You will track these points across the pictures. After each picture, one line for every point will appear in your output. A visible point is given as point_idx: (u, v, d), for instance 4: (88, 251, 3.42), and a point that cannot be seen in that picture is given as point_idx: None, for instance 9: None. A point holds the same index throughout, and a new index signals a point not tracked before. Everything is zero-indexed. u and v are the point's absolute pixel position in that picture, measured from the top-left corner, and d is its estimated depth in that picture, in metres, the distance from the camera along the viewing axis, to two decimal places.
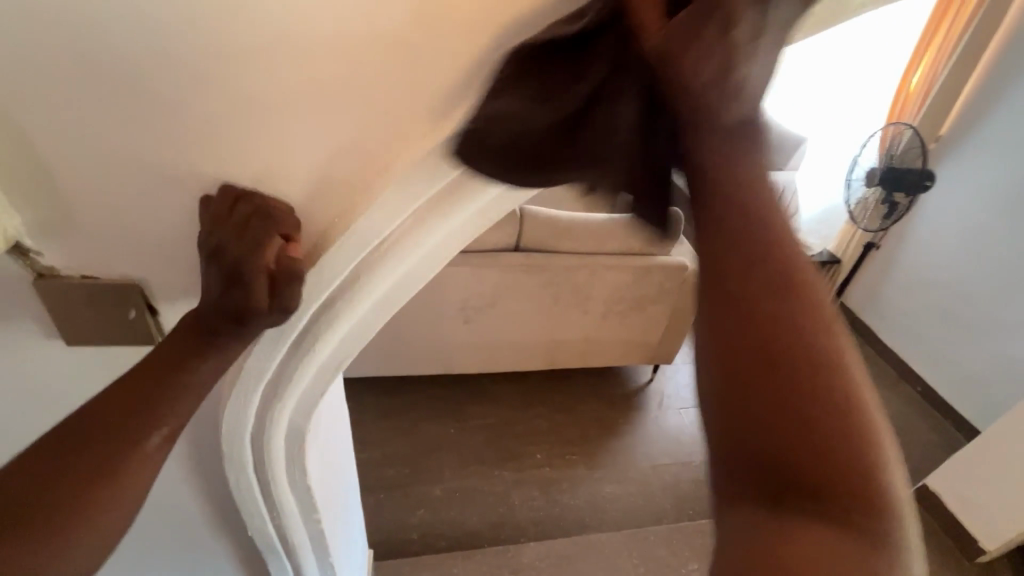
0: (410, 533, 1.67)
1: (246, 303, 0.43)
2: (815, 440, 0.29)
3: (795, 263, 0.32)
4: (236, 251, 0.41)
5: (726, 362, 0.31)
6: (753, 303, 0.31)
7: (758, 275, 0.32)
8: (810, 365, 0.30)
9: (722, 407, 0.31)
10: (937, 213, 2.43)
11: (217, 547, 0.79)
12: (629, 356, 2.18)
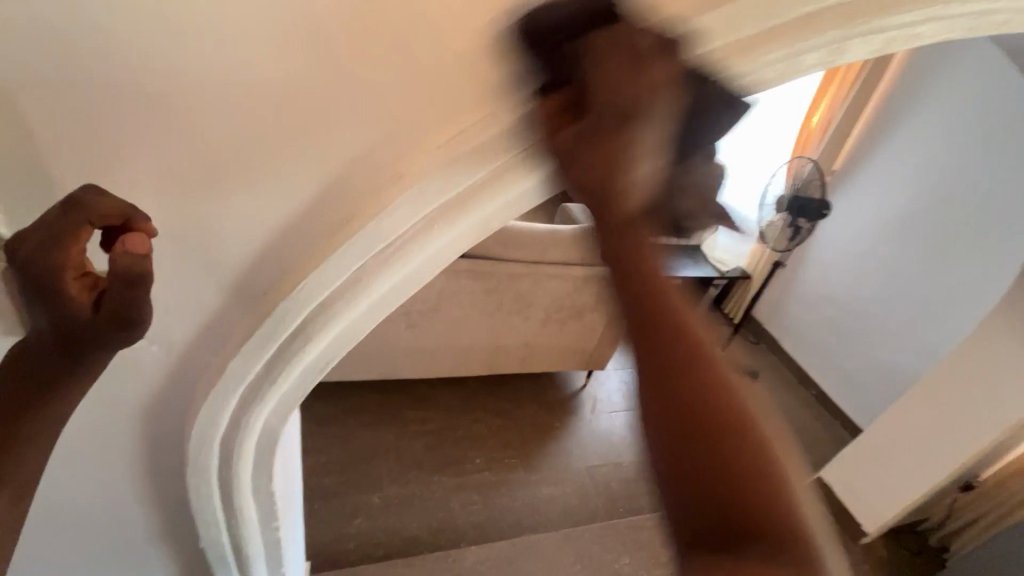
0: (348, 543, 1.62)
1: (63, 306, 0.43)
2: (749, 500, 0.29)
3: (695, 332, 0.32)
4: (39, 252, 0.42)
5: (664, 422, 0.30)
6: (663, 372, 0.31)
7: (660, 347, 0.32)
8: (720, 429, 0.30)
9: (672, 475, 0.30)
10: (836, 234, 2.73)
11: (161, 558, 0.75)
12: (566, 362, 2.26)
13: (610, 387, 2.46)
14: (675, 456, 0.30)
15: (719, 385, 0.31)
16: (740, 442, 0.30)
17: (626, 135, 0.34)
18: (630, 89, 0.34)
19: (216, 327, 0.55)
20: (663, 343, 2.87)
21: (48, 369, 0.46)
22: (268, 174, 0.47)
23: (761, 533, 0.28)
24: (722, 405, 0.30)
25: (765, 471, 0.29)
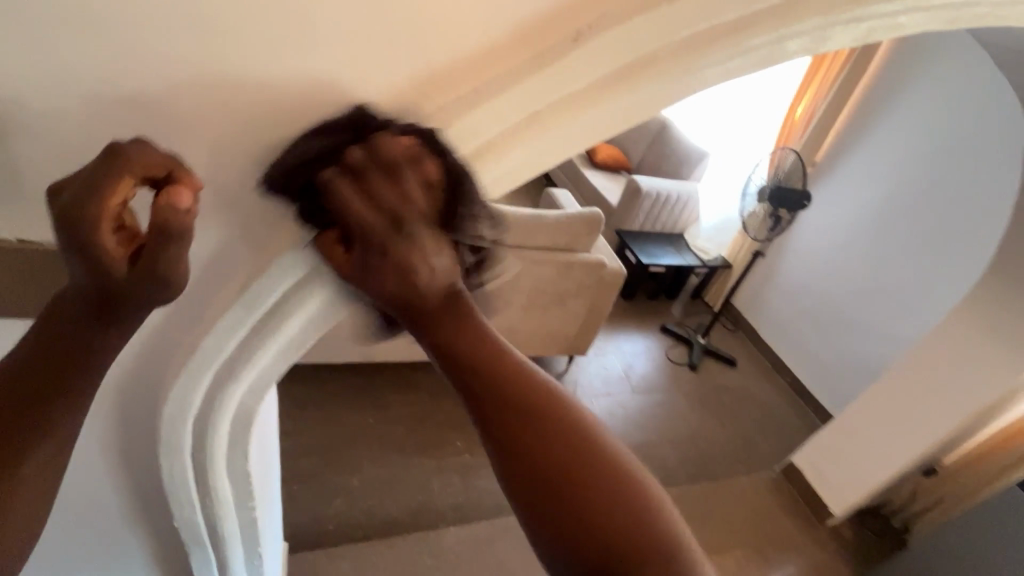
0: (328, 524, 1.63)
1: (103, 263, 0.36)
2: (606, 515, 0.37)
3: (527, 391, 0.40)
4: (76, 198, 0.35)
5: (523, 481, 0.38)
6: (510, 441, 0.38)
7: (506, 419, 0.39)
8: (567, 466, 0.38)
9: (545, 524, 0.37)
10: (814, 227, 2.79)
11: (133, 539, 0.74)
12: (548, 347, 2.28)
13: (590, 372, 2.49)
14: (540, 504, 0.37)
15: (553, 431, 0.38)
16: (584, 471, 0.37)
17: (405, 247, 0.40)
18: (399, 206, 0.40)
19: (184, 311, 0.54)
20: (643, 330, 2.91)
21: (76, 345, 0.39)
22: (241, 151, 0.45)
23: (622, 540, 0.36)
24: (565, 448, 0.38)
25: (613, 483, 0.38)
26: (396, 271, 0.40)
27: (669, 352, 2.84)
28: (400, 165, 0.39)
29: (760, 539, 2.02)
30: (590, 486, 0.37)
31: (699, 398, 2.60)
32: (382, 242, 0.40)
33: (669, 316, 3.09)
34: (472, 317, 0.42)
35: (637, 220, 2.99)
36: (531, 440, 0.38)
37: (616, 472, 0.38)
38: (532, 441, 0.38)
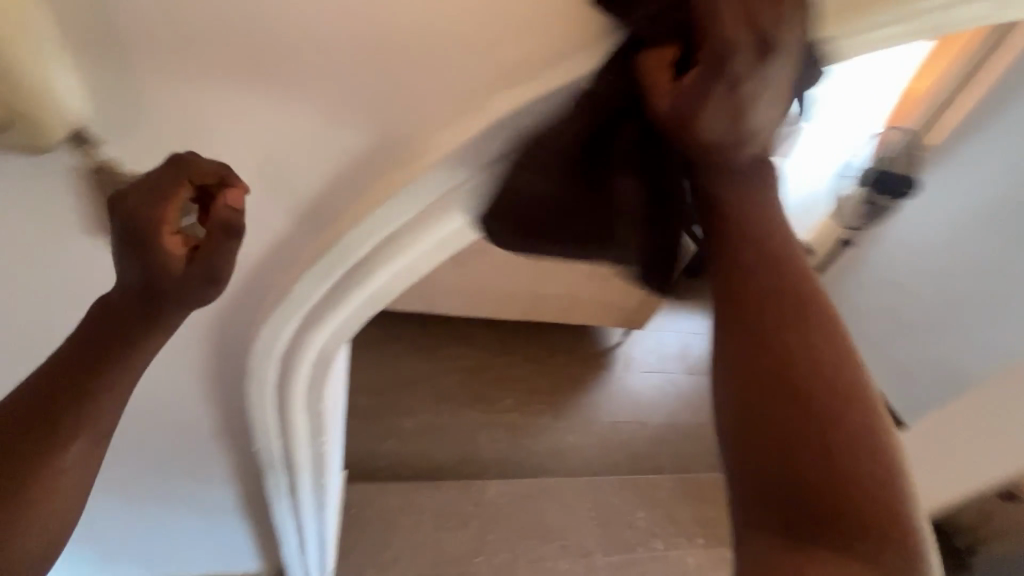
0: (380, 461, 1.73)
1: (159, 263, 0.44)
2: (851, 437, 0.39)
3: (810, 301, 0.43)
4: (140, 208, 0.43)
5: (780, 377, 0.41)
6: (773, 336, 0.42)
7: (774, 317, 0.42)
8: (826, 379, 0.40)
9: (781, 421, 0.40)
10: (914, 220, 2.51)
11: (219, 453, 0.82)
12: (605, 317, 2.23)
13: (647, 347, 2.43)
14: (788, 404, 0.40)
15: (818, 344, 0.42)
16: (840, 394, 0.40)
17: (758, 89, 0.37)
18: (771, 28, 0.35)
19: (280, 252, 0.57)
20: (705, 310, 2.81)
21: (128, 327, 0.47)
22: (349, 95, 0.46)
23: (863, 467, 0.38)
24: (827, 366, 0.41)
25: (864, 415, 0.40)
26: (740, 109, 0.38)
27: None
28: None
29: None
30: (842, 404, 0.40)
31: None
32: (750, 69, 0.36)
33: None
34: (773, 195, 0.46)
35: None
36: (796, 343, 0.42)
37: (866, 406, 0.40)
38: (799, 344, 0.41)
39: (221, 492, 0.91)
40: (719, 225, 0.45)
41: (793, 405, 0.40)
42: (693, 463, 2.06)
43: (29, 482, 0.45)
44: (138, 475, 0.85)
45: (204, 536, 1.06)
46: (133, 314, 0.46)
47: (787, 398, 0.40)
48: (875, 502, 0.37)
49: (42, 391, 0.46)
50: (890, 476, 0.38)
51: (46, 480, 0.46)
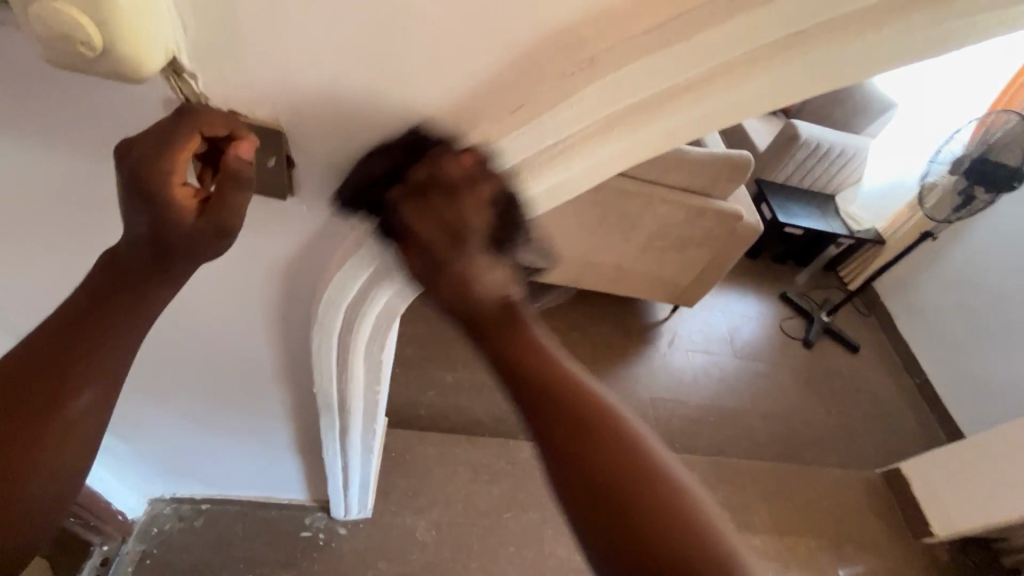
0: (421, 409, 1.77)
1: (170, 214, 0.43)
2: (655, 526, 0.41)
3: (591, 404, 0.46)
4: (150, 157, 0.42)
5: (579, 489, 0.43)
6: (565, 446, 0.44)
7: (565, 430, 0.45)
8: (622, 469, 0.43)
9: (592, 523, 0.42)
10: (1007, 216, 2.43)
11: (279, 389, 0.84)
12: (655, 293, 2.19)
13: (692, 326, 2.40)
14: (590, 510, 0.42)
15: (606, 444, 0.44)
16: (638, 483, 0.42)
17: (457, 260, 0.49)
18: (445, 219, 0.48)
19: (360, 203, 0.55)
20: (759, 293, 2.70)
21: (140, 277, 0.47)
22: (459, 35, 0.41)
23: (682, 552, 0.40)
24: (620, 459, 0.44)
25: (667, 495, 0.42)
26: (459, 279, 0.49)
27: (783, 324, 2.60)
28: (461, 184, 0.47)
29: (839, 534, 1.90)
30: (640, 490, 0.42)
31: (806, 378, 2.40)
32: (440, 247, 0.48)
33: (792, 284, 2.82)
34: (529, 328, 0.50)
35: (785, 173, 2.64)
36: (586, 448, 0.44)
37: (665, 487, 0.43)
38: (592, 446, 0.44)
39: (276, 425, 0.95)
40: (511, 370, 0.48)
41: (593, 510, 0.42)
42: (731, 446, 2.03)
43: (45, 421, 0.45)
44: (202, 402, 0.89)
45: (259, 464, 1.12)
46: (141, 265, 0.46)
47: (591, 497, 0.43)
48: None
49: (53, 337, 0.46)
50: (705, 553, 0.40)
51: (65, 418, 0.45)
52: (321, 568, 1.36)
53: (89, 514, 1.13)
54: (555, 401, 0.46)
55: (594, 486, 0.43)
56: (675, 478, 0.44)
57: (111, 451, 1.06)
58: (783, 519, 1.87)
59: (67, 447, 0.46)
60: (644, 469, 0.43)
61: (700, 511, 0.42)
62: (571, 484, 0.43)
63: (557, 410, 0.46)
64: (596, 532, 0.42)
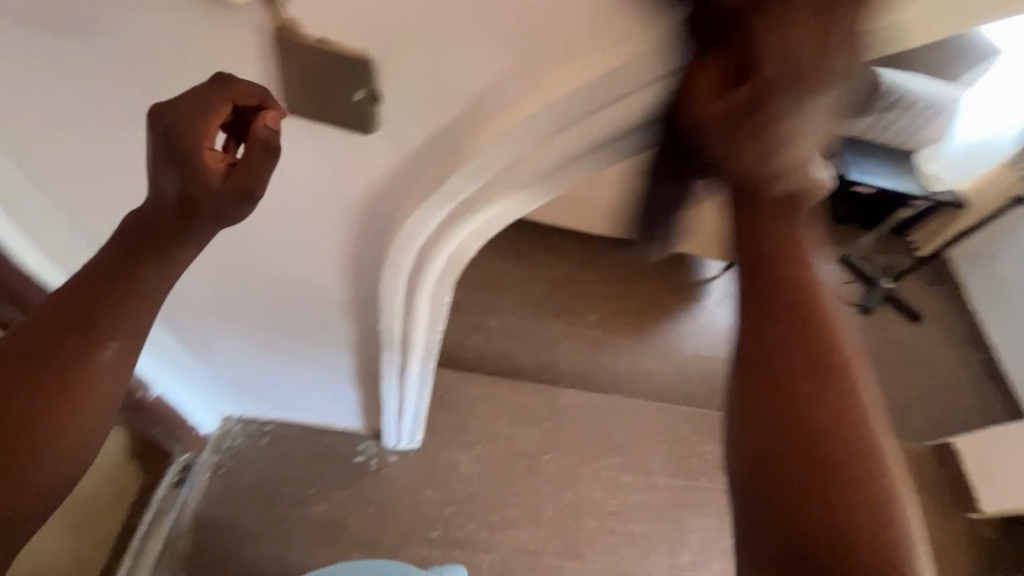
0: (466, 352, 1.82)
1: (195, 177, 0.47)
2: (836, 495, 0.43)
3: (840, 367, 0.47)
4: (182, 123, 0.46)
5: (779, 429, 0.46)
6: (794, 388, 0.47)
7: (803, 375, 0.47)
8: (835, 431, 0.45)
9: (776, 462, 0.46)
10: None
11: (345, 322, 0.89)
12: (708, 250, 2.11)
13: None
14: (780, 450, 0.46)
15: (837, 408, 0.46)
16: (845, 455, 0.45)
17: (782, 126, 0.40)
18: (805, 67, 0.37)
19: (446, 137, 0.53)
20: None
21: (160, 240, 0.51)
22: None
23: (848, 523, 0.43)
24: (837, 427, 0.45)
25: (863, 478, 0.44)
26: (770, 151, 0.42)
27: (841, 288, 2.49)
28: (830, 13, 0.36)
29: None
30: (840, 459, 0.44)
31: (860, 345, 2.31)
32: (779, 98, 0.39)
33: (855, 247, 2.67)
34: (807, 278, 0.48)
35: (860, 125, 2.44)
36: (814, 399, 0.46)
37: (868, 470, 0.44)
38: (817, 402, 0.46)
39: (339, 357, 1.00)
40: (766, 304, 0.49)
41: (783, 452, 0.45)
42: None
43: (75, 368, 0.50)
44: (273, 331, 0.94)
45: (320, 392, 1.20)
46: (158, 232, 0.51)
47: (793, 443, 0.45)
48: (856, 552, 0.42)
49: (85, 293, 0.51)
50: (872, 536, 0.43)
51: (90, 369, 0.51)
52: (374, 489, 1.46)
53: (172, 427, 1.25)
54: (800, 336, 0.48)
55: (801, 428, 0.46)
56: (881, 469, 0.45)
57: (190, 372, 1.15)
58: None
59: (90, 392, 0.51)
60: (852, 429, 0.45)
61: (889, 503, 0.44)
62: (777, 414, 0.47)
63: (799, 347, 0.48)
64: (776, 462, 0.46)
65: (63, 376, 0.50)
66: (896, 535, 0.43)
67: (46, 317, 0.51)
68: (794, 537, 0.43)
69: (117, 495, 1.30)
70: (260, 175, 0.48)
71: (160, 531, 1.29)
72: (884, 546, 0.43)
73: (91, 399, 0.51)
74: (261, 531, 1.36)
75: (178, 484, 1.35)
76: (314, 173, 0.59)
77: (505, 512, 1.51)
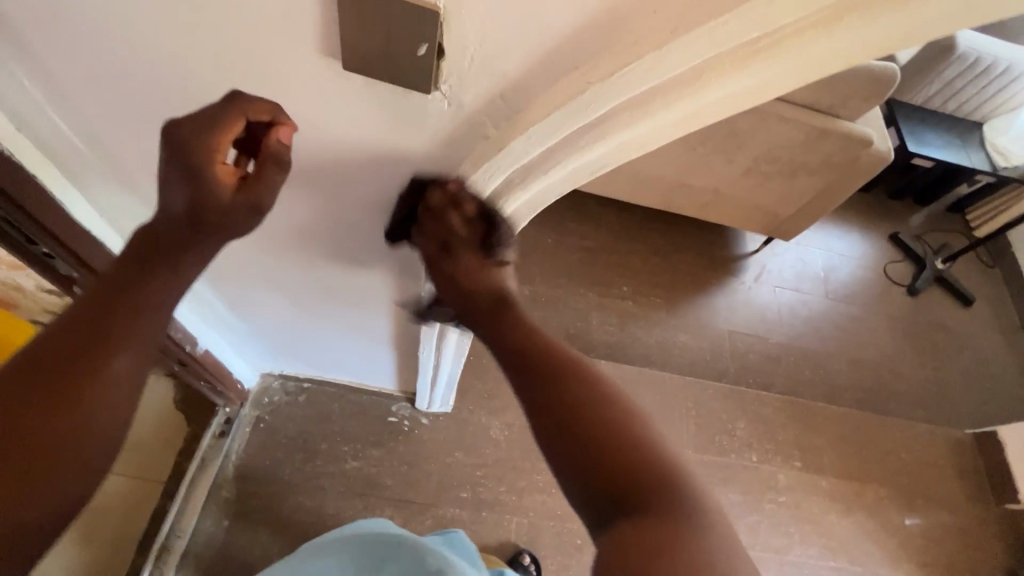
0: None
1: (210, 192, 0.53)
2: (613, 451, 0.51)
3: (562, 362, 0.60)
4: (199, 138, 0.50)
5: (550, 424, 0.55)
6: (545, 391, 0.57)
7: (545, 379, 0.58)
8: (583, 409, 0.55)
9: (559, 453, 0.53)
10: None
11: (386, 287, 0.89)
12: (748, 223, 2.03)
13: (783, 261, 2.25)
14: (557, 438, 0.54)
15: (576, 390, 0.56)
16: (600, 417, 0.54)
17: (455, 271, 0.67)
18: (443, 240, 0.65)
19: (508, 98, 0.50)
20: (866, 232, 2.45)
21: (173, 249, 0.56)
22: None
23: (625, 469, 0.50)
24: (583, 403, 0.55)
25: (620, 428, 0.53)
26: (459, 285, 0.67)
27: (888, 267, 2.37)
28: (446, 213, 0.63)
29: (913, 486, 1.85)
30: (597, 423, 0.53)
31: (905, 327, 2.22)
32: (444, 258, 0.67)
33: (905, 224, 2.53)
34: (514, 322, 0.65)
35: (925, 92, 2.28)
36: (560, 392, 0.56)
37: (620, 419, 0.54)
38: (561, 392, 0.56)
39: (376, 321, 1.01)
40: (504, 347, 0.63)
41: (560, 439, 0.54)
42: (810, 388, 1.96)
43: (81, 383, 0.50)
44: (316, 295, 0.95)
45: (357, 354, 1.21)
46: (165, 244, 0.56)
47: (566, 431, 0.54)
48: (641, 486, 0.49)
49: (94, 303, 0.53)
50: (647, 469, 0.50)
51: (95, 384, 0.50)
52: (407, 449, 1.49)
53: (217, 382, 1.29)
54: (539, 355, 0.60)
55: (562, 417, 0.54)
56: (628, 414, 0.54)
57: (234, 330, 1.18)
58: (852, 466, 1.83)
59: (94, 409, 0.50)
60: (601, 402, 0.55)
61: (646, 436, 0.53)
62: (548, 420, 0.55)
63: (538, 368, 0.59)
64: (565, 457, 0.53)
65: (67, 392, 0.49)
66: (664, 459, 0.51)
67: (49, 338, 0.50)
68: (601, 498, 0.50)
69: (166, 443, 1.37)
70: (270, 189, 0.55)
71: (207, 478, 1.35)
72: (659, 473, 0.50)
73: (93, 416, 0.50)
74: (300, 483, 1.41)
75: (222, 434, 1.40)
76: (368, 133, 0.57)
77: (533, 479, 1.53)
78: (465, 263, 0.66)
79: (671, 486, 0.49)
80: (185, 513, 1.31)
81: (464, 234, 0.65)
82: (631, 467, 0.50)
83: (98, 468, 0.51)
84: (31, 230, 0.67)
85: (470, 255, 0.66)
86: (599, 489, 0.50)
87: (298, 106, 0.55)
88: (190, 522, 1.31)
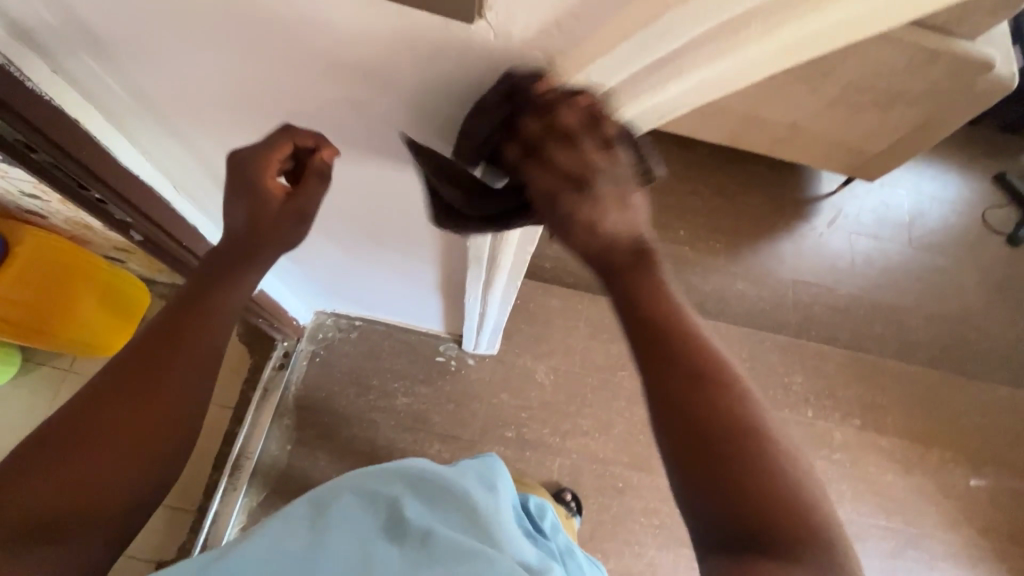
0: (545, 262, 1.69)
1: (264, 201, 0.60)
2: (748, 484, 0.46)
3: (703, 357, 0.50)
4: (256, 161, 0.59)
5: (680, 435, 0.48)
6: (676, 391, 0.49)
7: (680, 374, 0.49)
8: (721, 423, 0.48)
9: (683, 465, 0.48)
10: None
11: (429, 236, 0.87)
12: (825, 161, 1.83)
13: (865, 205, 2.03)
14: (684, 454, 0.48)
15: (718, 399, 0.49)
16: (739, 439, 0.48)
17: (581, 209, 0.53)
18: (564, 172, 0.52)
19: (565, 28, 0.42)
20: (966, 170, 2.16)
21: (226, 267, 0.60)
22: None
23: (764, 510, 0.46)
24: (720, 419, 0.48)
25: (762, 457, 0.47)
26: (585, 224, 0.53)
27: (989, 213, 2.10)
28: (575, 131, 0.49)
29: (985, 451, 1.74)
30: (738, 447, 0.47)
31: (999, 281, 1.99)
32: (565, 196, 0.53)
33: (1014, 162, 2.20)
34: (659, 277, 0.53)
35: None
36: (695, 394, 0.49)
37: (764, 446, 0.48)
38: (701, 400, 0.49)
39: (421, 267, 1.01)
40: (639, 313, 0.52)
41: (686, 454, 0.48)
42: (880, 344, 1.82)
43: (146, 392, 0.53)
44: (360, 242, 0.95)
45: (406, 297, 1.22)
46: (230, 262, 0.61)
47: (696, 446, 0.48)
48: (779, 527, 0.45)
49: (168, 318, 0.58)
50: (793, 515, 0.46)
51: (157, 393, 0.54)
52: (453, 388, 1.53)
53: (272, 318, 1.33)
54: (677, 342, 0.51)
55: (695, 429, 0.48)
56: (769, 441, 0.48)
57: (287, 272, 1.20)
58: (917, 426, 1.73)
59: (160, 419, 0.53)
60: (743, 421, 0.48)
61: (794, 476, 0.47)
62: (679, 427, 0.49)
63: (673, 359, 0.50)
64: (693, 475, 0.47)
65: (134, 400, 0.53)
66: (814, 504, 0.47)
67: (127, 350, 0.56)
68: (729, 532, 0.46)
69: (231, 371, 1.47)
70: (315, 198, 0.62)
71: (271, 404, 1.45)
72: (805, 519, 0.46)
73: (157, 423, 0.53)
74: (354, 416, 1.49)
75: (282, 366, 1.49)
76: (401, 78, 0.52)
77: (577, 422, 1.55)
78: (594, 197, 0.52)
79: (817, 534, 0.45)
80: (253, 436, 1.42)
81: (591, 165, 0.51)
82: (774, 515, 0.45)
83: (161, 472, 0.54)
84: (73, 169, 0.69)
85: (593, 192, 0.52)
86: (727, 522, 0.46)
87: (326, 48, 0.50)
88: (257, 445, 1.42)
